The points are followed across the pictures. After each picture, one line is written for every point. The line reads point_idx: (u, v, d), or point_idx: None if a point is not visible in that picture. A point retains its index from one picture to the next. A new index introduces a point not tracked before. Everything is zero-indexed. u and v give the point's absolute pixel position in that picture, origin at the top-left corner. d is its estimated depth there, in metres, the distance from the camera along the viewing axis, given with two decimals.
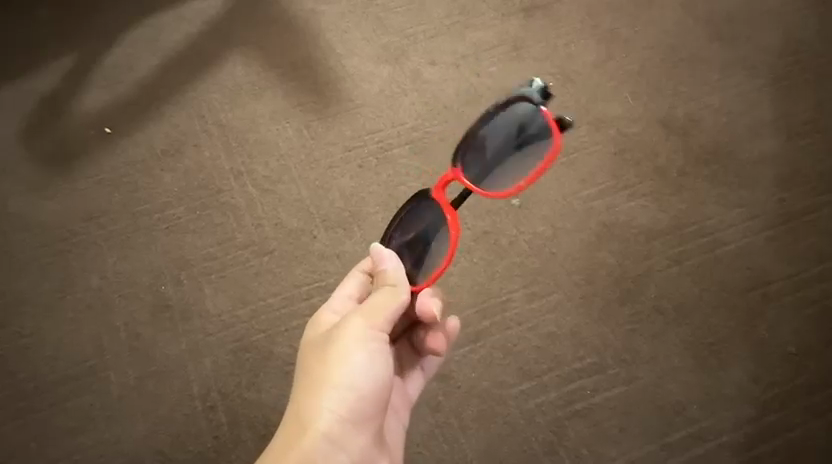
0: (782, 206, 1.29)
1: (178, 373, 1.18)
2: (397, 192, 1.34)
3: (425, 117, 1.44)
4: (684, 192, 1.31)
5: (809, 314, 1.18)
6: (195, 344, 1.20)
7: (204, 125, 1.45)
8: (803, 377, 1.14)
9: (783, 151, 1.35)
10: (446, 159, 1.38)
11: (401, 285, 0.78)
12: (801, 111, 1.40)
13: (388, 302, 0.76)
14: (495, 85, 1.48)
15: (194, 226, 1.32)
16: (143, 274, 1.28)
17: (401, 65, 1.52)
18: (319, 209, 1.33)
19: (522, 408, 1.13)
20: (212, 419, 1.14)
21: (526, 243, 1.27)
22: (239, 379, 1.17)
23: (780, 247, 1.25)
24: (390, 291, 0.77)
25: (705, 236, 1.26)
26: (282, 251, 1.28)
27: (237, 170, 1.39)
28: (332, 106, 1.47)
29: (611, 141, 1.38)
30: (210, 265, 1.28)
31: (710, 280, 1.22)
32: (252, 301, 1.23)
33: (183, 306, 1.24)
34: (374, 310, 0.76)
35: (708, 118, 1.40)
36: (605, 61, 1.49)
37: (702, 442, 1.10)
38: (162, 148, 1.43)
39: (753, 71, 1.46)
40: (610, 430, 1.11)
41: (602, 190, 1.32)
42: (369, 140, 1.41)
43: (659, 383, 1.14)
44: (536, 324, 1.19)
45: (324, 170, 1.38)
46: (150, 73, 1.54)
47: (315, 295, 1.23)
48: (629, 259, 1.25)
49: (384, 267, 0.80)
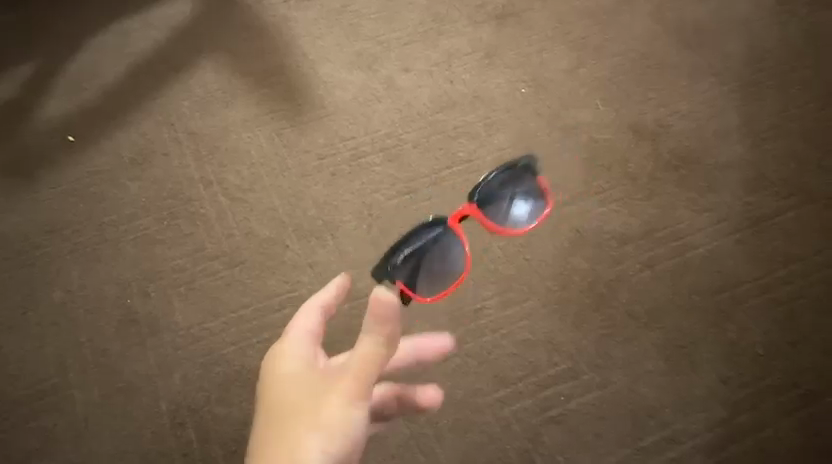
0: (748, 210, 1.32)
1: (146, 389, 1.15)
2: (370, 200, 1.33)
3: (398, 124, 1.44)
4: (654, 198, 1.33)
5: (778, 315, 1.21)
6: (163, 358, 1.17)
7: (173, 133, 1.43)
8: (773, 377, 1.15)
9: (749, 156, 1.38)
10: (420, 165, 1.38)
11: (393, 343, 0.63)
12: (767, 117, 1.44)
13: (375, 364, 0.63)
14: (468, 92, 1.48)
15: (163, 237, 1.29)
16: (109, 287, 1.24)
17: (374, 72, 1.52)
18: (292, 218, 1.31)
19: (498, 416, 1.12)
20: (182, 436, 1.11)
21: (501, 250, 1.27)
22: (209, 394, 1.14)
23: (748, 251, 1.27)
24: (381, 347, 0.63)
25: (675, 240, 1.28)
26: (254, 262, 1.26)
27: (207, 179, 1.36)
28: (305, 114, 1.45)
29: (582, 147, 1.40)
30: (179, 276, 1.25)
31: (680, 283, 1.24)
32: (223, 313, 1.20)
33: (150, 319, 1.21)
34: (359, 373, 0.63)
35: (677, 124, 1.43)
36: (577, 68, 1.51)
37: (675, 446, 1.11)
38: (129, 156, 1.40)
39: (719, 78, 1.49)
40: (584, 435, 1.11)
41: (575, 196, 1.34)
42: (342, 147, 1.40)
43: (631, 387, 1.15)
44: (510, 331, 1.19)
45: (297, 178, 1.36)
46: (116, 79, 1.50)
47: (286, 306, 1.21)
48: (602, 264, 1.26)
49: (380, 316, 0.62)
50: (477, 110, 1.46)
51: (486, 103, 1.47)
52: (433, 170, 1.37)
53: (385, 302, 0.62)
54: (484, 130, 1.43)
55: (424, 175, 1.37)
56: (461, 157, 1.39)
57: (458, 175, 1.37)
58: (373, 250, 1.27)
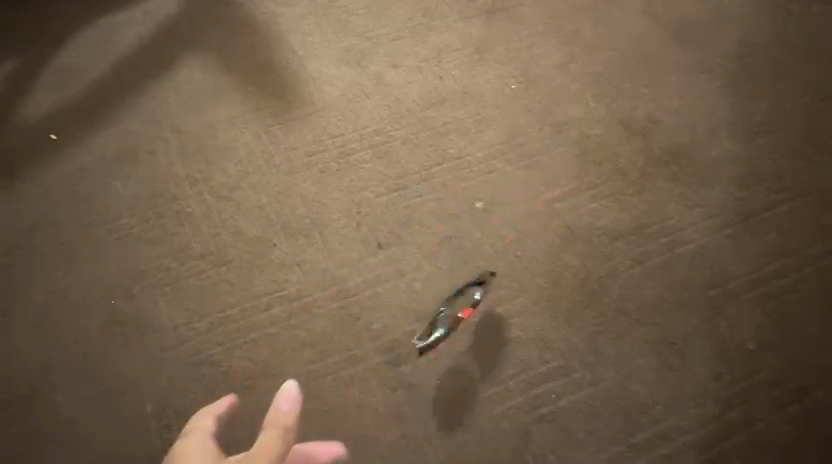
0: (739, 205, 1.31)
1: (130, 391, 1.12)
2: (359, 197, 1.32)
3: (387, 121, 1.42)
4: (645, 193, 1.33)
5: (769, 310, 1.20)
6: (149, 359, 1.15)
7: (159, 131, 1.40)
8: (764, 372, 1.15)
9: (740, 151, 1.38)
10: (409, 162, 1.36)
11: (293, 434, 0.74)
12: (757, 111, 1.43)
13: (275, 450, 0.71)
14: (458, 88, 1.47)
15: (149, 236, 1.27)
16: (93, 287, 1.22)
17: (362, 68, 1.50)
18: (280, 216, 1.29)
19: (489, 414, 1.11)
20: (168, 438, 1.09)
21: (492, 247, 1.26)
22: (196, 395, 1.12)
23: (739, 246, 1.27)
24: (281, 436, 0.72)
25: (666, 236, 1.28)
26: (241, 261, 1.24)
27: (193, 177, 1.34)
28: (293, 110, 1.43)
29: (573, 143, 1.39)
30: (165, 276, 1.23)
31: (672, 279, 1.23)
32: (210, 313, 1.19)
33: (136, 320, 1.18)
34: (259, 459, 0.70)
35: (668, 119, 1.42)
36: (568, 63, 1.50)
37: (667, 442, 1.10)
38: (113, 155, 1.37)
39: (710, 72, 1.49)
40: (576, 433, 1.10)
41: (566, 192, 1.33)
42: (330, 144, 1.39)
43: (623, 384, 1.14)
44: (501, 329, 1.18)
45: (284, 176, 1.34)
46: (101, 76, 1.48)
47: (274, 305, 1.19)
48: (593, 260, 1.25)
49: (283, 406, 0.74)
50: (467, 106, 1.44)
51: (476, 99, 1.45)
52: (423, 167, 1.36)
53: (288, 393, 0.75)
54: (474, 126, 1.41)
55: (414, 172, 1.35)
56: (451, 154, 1.38)
57: (448, 172, 1.35)
58: (363, 248, 1.25)
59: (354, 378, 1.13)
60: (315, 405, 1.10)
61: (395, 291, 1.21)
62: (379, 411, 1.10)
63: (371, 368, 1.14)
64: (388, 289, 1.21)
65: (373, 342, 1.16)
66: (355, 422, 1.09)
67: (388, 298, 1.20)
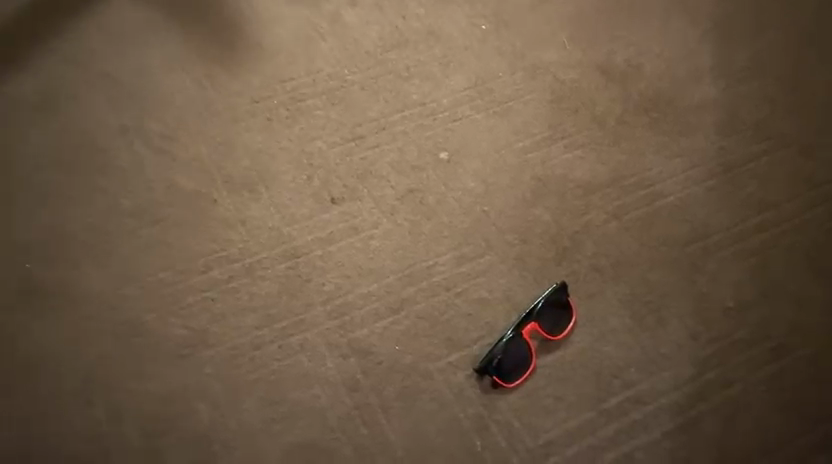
0: (721, 155, 1.22)
1: (50, 366, 1.00)
2: (310, 147, 1.19)
3: (344, 64, 1.28)
4: (623, 143, 1.23)
5: (748, 266, 1.13)
6: (72, 330, 1.02)
7: (84, 76, 1.24)
8: (742, 332, 1.08)
9: (724, 98, 1.28)
10: (367, 109, 1.24)
11: None
12: (742, 56, 1.33)
13: None
14: (423, 28, 1.33)
15: (72, 193, 1.13)
16: (8, 250, 1.08)
17: (317, 6, 1.35)
18: (221, 168, 1.16)
19: (450, 382, 1.02)
20: (91, 416, 0.97)
21: (456, 202, 1.16)
22: (124, 368, 1.00)
23: (720, 198, 1.18)
24: None
25: (644, 188, 1.19)
26: (178, 220, 1.11)
27: (123, 126, 1.20)
28: (238, 53, 1.28)
29: (547, 89, 1.27)
30: (90, 237, 1.10)
31: (648, 235, 1.15)
32: (142, 277, 1.07)
33: (57, 287, 1.06)
34: None
35: (648, 63, 1.31)
36: (542, 3, 1.37)
37: (639, 406, 1.02)
38: (31, 101, 1.21)
39: (693, 14, 1.37)
40: (544, 399, 1.02)
41: (537, 141, 1.22)
42: (279, 89, 1.25)
43: (595, 346, 1.06)
44: (465, 289, 1.09)
45: (227, 124, 1.20)
46: (15, 12, 1.30)
47: (215, 268, 1.08)
48: (566, 215, 1.16)
49: None
50: (432, 48, 1.31)
51: (443, 40, 1.32)
52: (382, 114, 1.23)
53: None
54: (440, 70, 1.28)
55: (372, 120, 1.23)
56: (413, 100, 1.25)
57: (410, 120, 1.23)
58: (314, 203, 1.14)
59: (303, 345, 1.03)
60: (260, 375, 1.00)
61: (349, 250, 1.10)
62: (330, 380, 1.01)
63: (322, 334, 1.04)
64: (341, 248, 1.10)
65: (324, 306, 1.06)
66: (302, 393, 1.00)
67: (342, 258, 1.09)
